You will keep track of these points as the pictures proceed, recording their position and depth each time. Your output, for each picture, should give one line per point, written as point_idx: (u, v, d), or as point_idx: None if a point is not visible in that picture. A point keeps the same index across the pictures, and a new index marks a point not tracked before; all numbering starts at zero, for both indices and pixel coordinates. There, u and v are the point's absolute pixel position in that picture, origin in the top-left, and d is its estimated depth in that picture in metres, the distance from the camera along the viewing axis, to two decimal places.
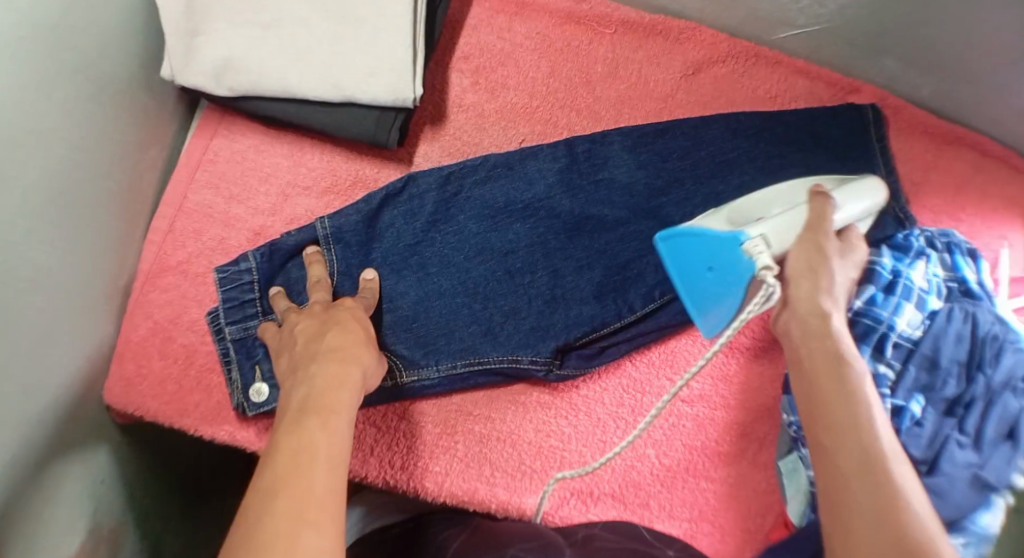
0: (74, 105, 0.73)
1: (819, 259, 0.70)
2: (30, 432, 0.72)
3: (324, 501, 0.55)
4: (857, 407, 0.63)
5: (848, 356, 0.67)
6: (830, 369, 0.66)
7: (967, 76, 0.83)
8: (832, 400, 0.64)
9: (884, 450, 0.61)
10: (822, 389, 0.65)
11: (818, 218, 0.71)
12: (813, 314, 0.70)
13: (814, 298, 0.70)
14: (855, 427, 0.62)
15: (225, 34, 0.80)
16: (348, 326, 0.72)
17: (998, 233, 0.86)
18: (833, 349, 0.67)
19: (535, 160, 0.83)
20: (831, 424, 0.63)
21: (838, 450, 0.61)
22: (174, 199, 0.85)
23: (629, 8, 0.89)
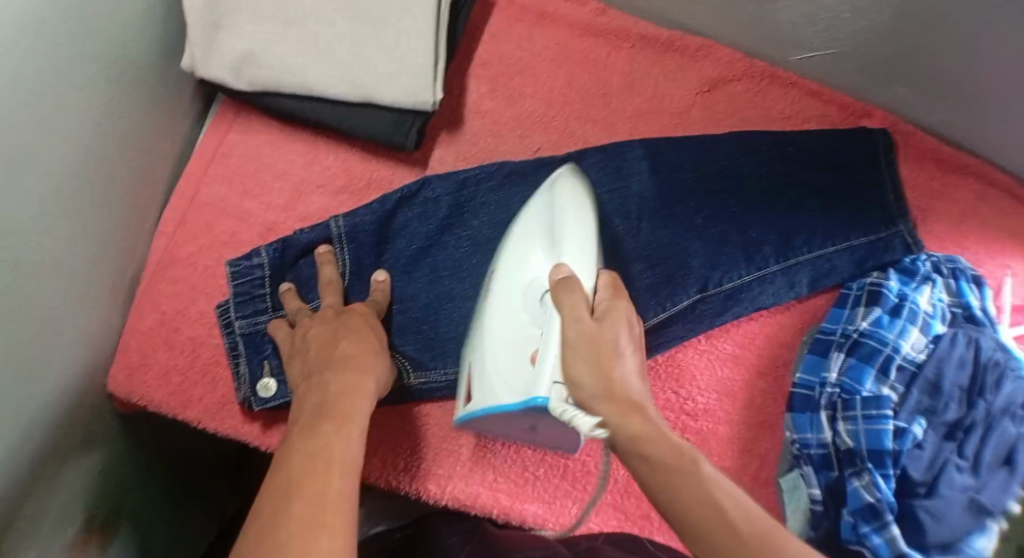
0: (92, 91, 0.73)
1: (606, 359, 0.62)
2: (33, 415, 0.72)
3: (339, 507, 0.54)
4: (713, 499, 0.55)
5: (687, 449, 0.58)
6: (647, 436, 0.58)
7: (978, 105, 0.85)
8: (693, 499, 0.55)
9: (751, 522, 0.54)
10: (677, 497, 0.56)
11: (583, 333, 0.63)
12: (635, 428, 0.59)
13: (624, 416, 0.60)
14: (727, 523, 0.54)
15: (248, 29, 0.80)
16: (363, 334, 0.73)
17: (999, 262, 0.88)
18: (669, 453, 0.58)
19: (550, 168, 0.83)
20: (702, 531, 0.54)
21: (713, 538, 0.54)
22: (188, 191, 0.85)
23: (647, 24, 0.90)
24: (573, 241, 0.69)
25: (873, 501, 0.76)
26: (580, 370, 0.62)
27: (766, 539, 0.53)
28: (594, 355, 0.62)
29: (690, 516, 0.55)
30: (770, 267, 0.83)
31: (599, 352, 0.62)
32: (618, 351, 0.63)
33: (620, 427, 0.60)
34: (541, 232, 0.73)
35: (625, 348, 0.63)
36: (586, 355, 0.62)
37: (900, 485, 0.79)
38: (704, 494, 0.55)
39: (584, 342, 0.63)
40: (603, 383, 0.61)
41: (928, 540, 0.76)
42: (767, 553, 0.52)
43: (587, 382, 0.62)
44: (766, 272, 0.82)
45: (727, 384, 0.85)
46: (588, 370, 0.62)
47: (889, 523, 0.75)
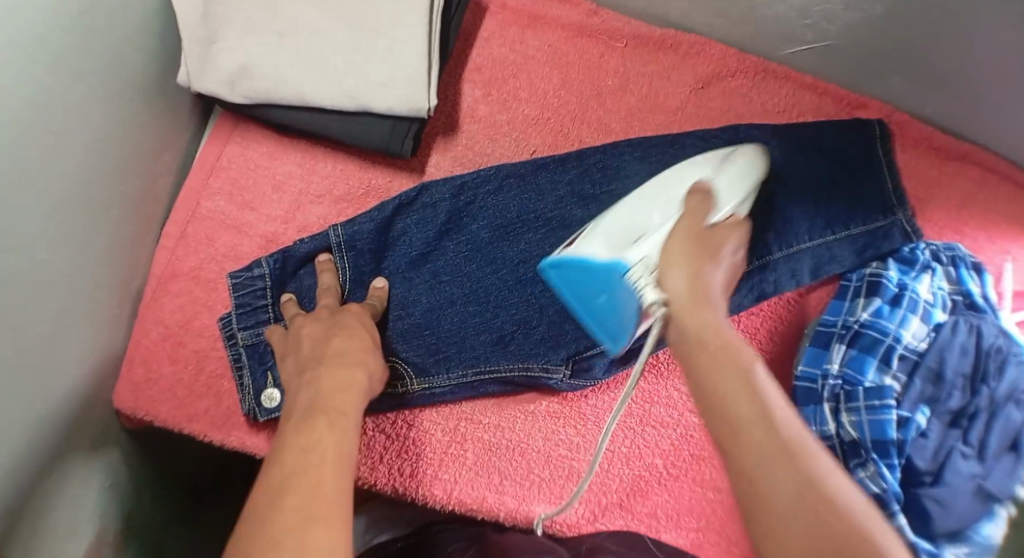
0: (89, 110, 0.73)
1: (703, 260, 0.64)
2: (40, 433, 0.72)
3: (333, 500, 0.55)
4: (758, 399, 0.54)
5: (734, 347, 0.57)
6: (724, 364, 0.56)
7: (973, 93, 0.85)
8: (732, 395, 0.54)
9: (790, 434, 0.52)
10: (715, 390, 0.55)
11: (698, 228, 0.66)
12: (698, 319, 0.59)
13: (697, 299, 0.60)
14: (761, 422, 0.53)
15: (240, 42, 0.80)
16: (355, 330, 0.73)
17: (1000, 248, 0.88)
18: (721, 348, 0.57)
19: (546, 171, 0.84)
20: (738, 428, 0.53)
21: (742, 439, 0.53)
22: (187, 205, 0.86)
23: (640, 23, 0.90)
24: (733, 174, 0.75)
25: (879, 492, 0.77)
26: (679, 265, 0.63)
27: (795, 451, 0.52)
28: (699, 245, 0.65)
29: (730, 409, 0.54)
30: (773, 256, 0.83)
31: (701, 250, 0.64)
32: (714, 258, 0.65)
33: (686, 314, 0.60)
34: (717, 154, 0.78)
35: (726, 257, 0.66)
36: (688, 248, 0.64)
37: (905, 475, 0.79)
38: (746, 389, 0.54)
39: (691, 237, 0.65)
40: (693, 269, 0.63)
41: (936, 529, 0.77)
42: (790, 468, 0.51)
43: (676, 277, 0.62)
44: (769, 259, 0.83)
45: None
46: (682, 271, 0.62)
47: (895, 512, 0.76)
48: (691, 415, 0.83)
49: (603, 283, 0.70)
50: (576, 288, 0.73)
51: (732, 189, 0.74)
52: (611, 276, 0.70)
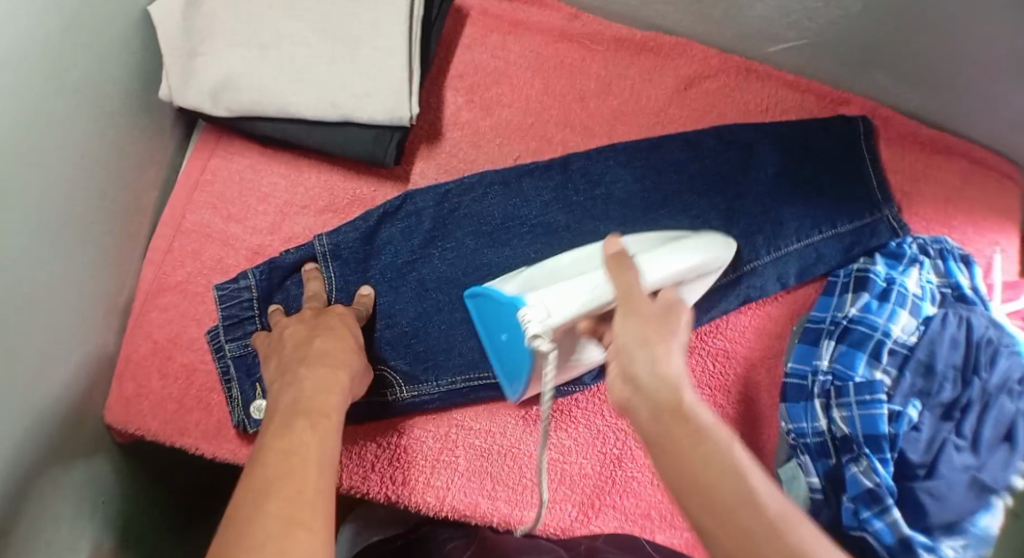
0: (72, 127, 0.73)
1: (656, 328, 0.60)
2: (29, 451, 0.72)
3: (315, 503, 0.56)
4: (735, 477, 0.53)
5: (705, 424, 0.55)
6: (677, 433, 0.55)
7: (954, 86, 0.85)
8: (710, 477, 0.53)
9: (772, 511, 0.51)
10: (691, 472, 0.54)
11: (628, 288, 0.62)
12: (665, 396, 0.57)
13: (660, 371, 0.58)
14: (744, 502, 0.52)
15: (222, 56, 0.81)
16: (339, 332, 0.74)
17: (989, 239, 0.88)
18: (696, 425, 0.55)
19: (530, 177, 0.84)
20: (718, 508, 0.52)
21: (721, 529, 0.52)
22: (173, 219, 0.86)
23: (620, 25, 0.90)
24: (689, 248, 0.76)
25: (872, 486, 0.77)
26: (631, 334, 0.60)
27: (778, 531, 0.50)
28: (632, 314, 0.61)
29: (708, 491, 0.53)
30: (761, 260, 0.83)
31: (646, 325, 0.60)
32: (663, 319, 0.61)
33: (649, 387, 0.58)
34: (668, 234, 0.79)
35: (677, 342, 0.60)
36: (639, 316, 0.61)
37: (899, 469, 0.79)
38: (721, 467, 0.53)
39: (633, 303, 0.61)
40: (647, 337, 0.59)
41: (930, 521, 0.77)
42: (776, 549, 0.50)
43: (635, 354, 0.59)
44: (757, 264, 0.83)
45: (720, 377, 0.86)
46: (629, 329, 0.60)
47: (889, 507, 0.76)
48: None
49: (507, 322, 0.73)
50: (489, 317, 0.75)
51: (670, 263, 0.74)
52: (512, 315, 0.70)
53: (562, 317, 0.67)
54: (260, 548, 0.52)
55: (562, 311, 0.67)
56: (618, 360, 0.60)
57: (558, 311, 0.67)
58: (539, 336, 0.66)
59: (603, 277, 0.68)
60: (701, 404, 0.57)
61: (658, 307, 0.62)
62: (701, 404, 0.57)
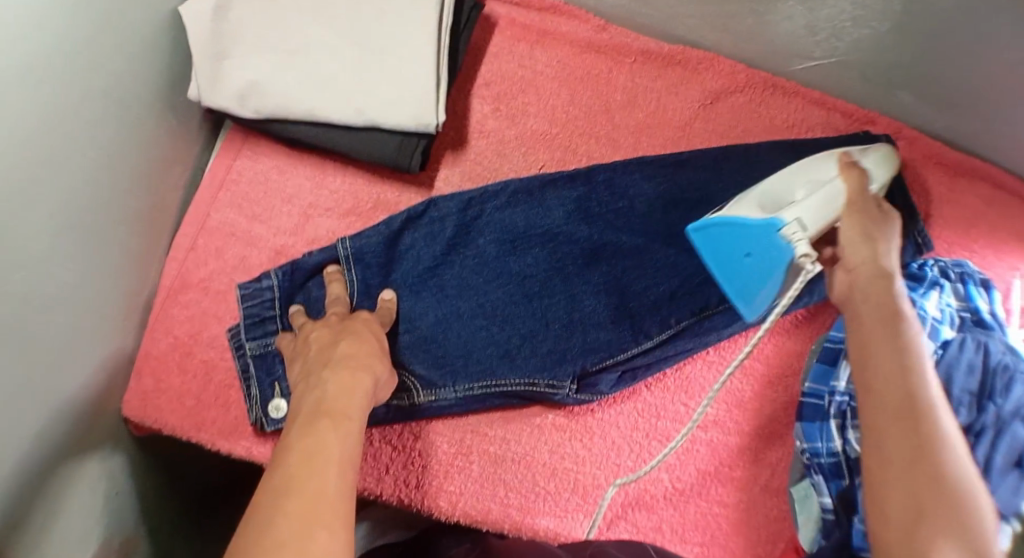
0: (98, 122, 0.74)
1: (874, 229, 0.72)
2: (45, 442, 0.73)
3: (336, 503, 0.56)
4: (924, 371, 0.56)
5: (904, 322, 0.65)
6: (880, 318, 0.59)
7: (982, 111, 0.85)
8: (879, 358, 0.64)
9: (939, 409, 0.56)
10: (873, 355, 0.65)
11: (858, 190, 0.74)
12: (881, 287, 0.60)
13: (879, 268, 0.61)
14: (907, 394, 0.61)
15: (252, 59, 0.81)
16: (363, 336, 0.75)
17: (1009, 264, 0.88)
18: (889, 312, 0.66)
19: (554, 187, 0.84)
20: (888, 391, 0.62)
21: (884, 399, 0.62)
22: (197, 217, 0.87)
23: (648, 38, 0.90)
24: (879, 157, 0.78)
25: None
26: (853, 219, 0.72)
27: (936, 430, 0.55)
28: (853, 214, 0.73)
29: (884, 373, 0.63)
30: None
31: (874, 232, 0.64)
32: (885, 223, 0.67)
33: (861, 276, 0.70)
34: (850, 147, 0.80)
35: (891, 252, 0.71)
36: (863, 229, 0.71)
37: None
38: (907, 358, 0.57)
39: (876, 209, 0.73)
40: (869, 234, 0.71)
41: None
42: (918, 475, 0.58)
43: (857, 242, 0.71)
44: None
45: (736, 394, 0.85)
46: (850, 226, 0.72)
47: None
48: (696, 430, 0.84)
49: (752, 245, 0.76)
50: (721, 245, 0.79)
51: (884, 168, 0.78)
52: (766, 234, 0.75)
53: (817, 228, 0.73)
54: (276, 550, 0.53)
55: (811, 220, 0.73)
56: (842, 251, 0.72)
57: (814, 223, 0.74)
58: (808, 252, 0.72)
59: (836, 185, 0.74)
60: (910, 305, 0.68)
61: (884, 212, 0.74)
62: (906, 299, 0.68)
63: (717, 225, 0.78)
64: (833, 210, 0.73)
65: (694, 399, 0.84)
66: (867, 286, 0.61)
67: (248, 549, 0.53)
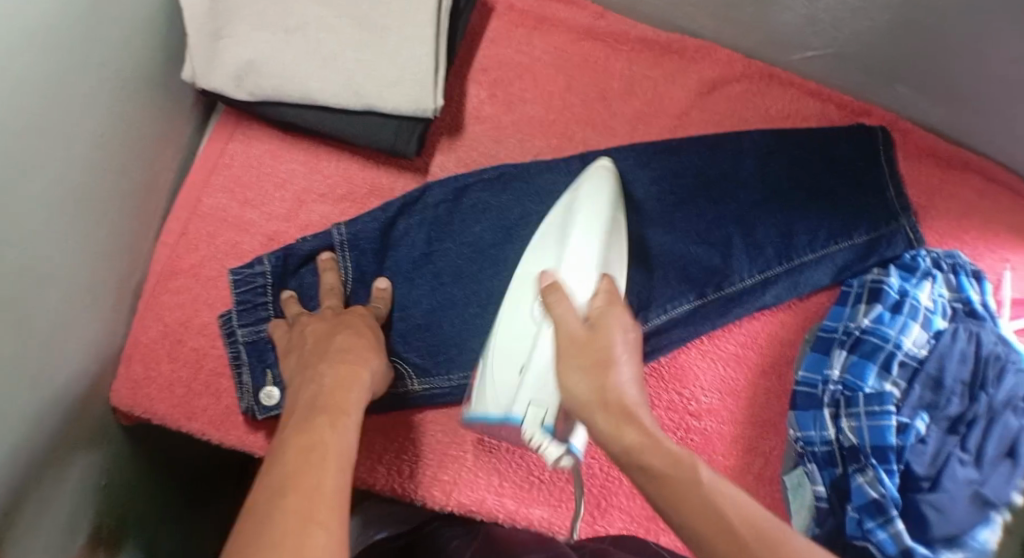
0: (90, 103, 0.73)
1: (598, 348, 0.61)
2: (36, 429, 0.72)
3: (333, 501, 0.55)
4: (712, 506, 0.52)
5: (660, 451, 0.55)
6: (653, 469, 0.55)
7: (976, 103, 0.85)
8: (691, 517, 0.52)
9: (744, 524, 0.51)
10: (681, 506, 0.53)
11: (562, 318, 0.63)
12: (612, 413, 0.58)
13: (599, 394, 0.59)
14: (719, 525, 0.51)
15: (248, 38, 0.80)
16: (359, 330, 0.73)
17: (999, 256, 0.88)
18: (658, 460, 0.55)
19: (551, 171, 0.84)
20: (703, 538, 0.52)
21: (713, 555, 0.51)
22: (188, 202, 0.85)
23: (645, 26, 0.90)
24: (583, 228, 0.70)
25: (878, 497, 0.76)
26: (569, 369, 0.61)
27: (758, 548, 0.50)
28: (575, 359, 0.61)
29: (688, 525, 0.53)
30: (773, 270, 0.83)
31: (593, 353, 0.61)
32: (600, 336, 0.62)
33: (602, 424, 0.58)
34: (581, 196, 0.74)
35: (622, 359, 0.61)
36: (577, 352, 0.61)
37: (904, 480, 0.80)
38: (697, 502, 0.52)
39: (578, 340, 0.62)
40: (587, 367, 0.60)
41: (932, 534, 0.77)
42: None
43: (580, 382, 0.60)
44: (767, 274, 0.83)
45: (730, 383, 0.85)
46: (580, 381, 0.60)
47: (893, 518, 0.76)
48: (691, 419, 0.84)
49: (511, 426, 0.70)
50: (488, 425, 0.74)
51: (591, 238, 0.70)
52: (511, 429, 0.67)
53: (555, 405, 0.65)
54: (276, 548, 0.51)
55: (548, 402, 0.65)
56: (570, 401, 0.61)
57: (546, 400, 0.65)
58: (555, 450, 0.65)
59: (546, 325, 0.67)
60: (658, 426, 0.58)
61: (592, 328, 0.62)
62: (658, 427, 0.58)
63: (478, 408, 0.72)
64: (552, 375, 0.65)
65: (689, 388, 0.84)
66: (608, 427, 0.58)
67: (244, 548, 0.52)
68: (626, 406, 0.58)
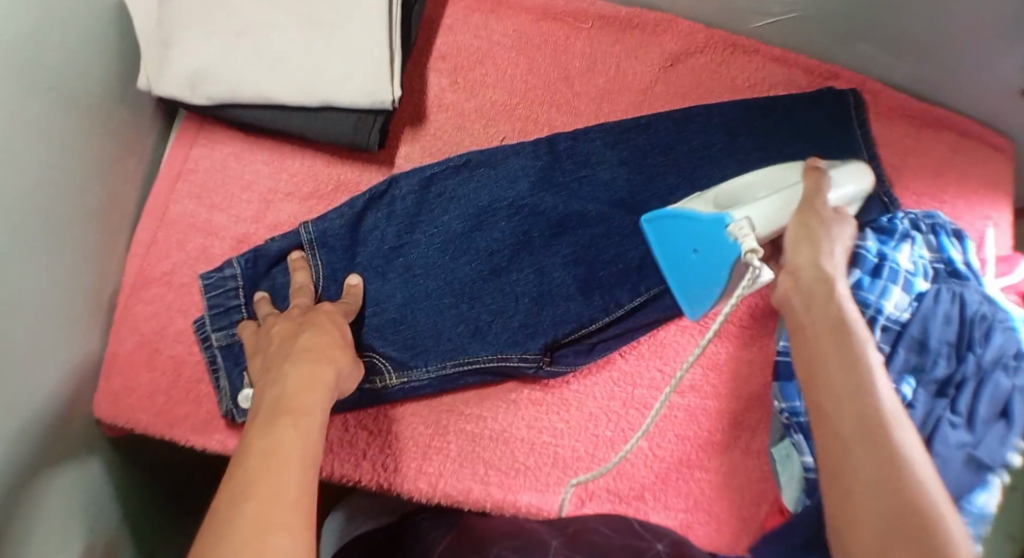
0: (49, 120, 0.72)
1: (827, 225, 0.71)
2: (18, 448, 0.71)
3: (294, 503, 0.55)
4: (865, 379, 0.63)
5: (850, 319, 0.66)
6: (830, 329, 0.66)
7: (944, 58, 0.83)
8: (839, 375, 0.64)
9: (887, 411, 0.61)
10: (830, 366, 0.64)
11: (820, 193, 0.72)
12: (816, 287, 0.68)
13: (814, 266, 0.69)
14: (859, 399, 0.62)
15: (198, 42, 0.79)
16: (325, 328, 0.73)
17: (981, 213, 0.87)
18: (839, 329, 0.66)
19: (518, 157, 0.83)
20: (835, 397, 0.63)
21: (838, 422, 0.62)
22: (156, 210, 0.85)
23: (604, 2, 0.89)
24: (852, 172, 0.77)
25: None
26: (801, 234, 0.70)
27: (883, 432, 0.60)
28: (810, 215, 0.71)
29: (835, 382, 0.63)
30: None
31: (816, 233, 0.70)
32: (839, 225, 0.72)
33: (802, 282, 0.69)
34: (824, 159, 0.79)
35: (841, 241, 0.71)
36: (819, 223, 0.71)
37: None
38: (851, 373, 0.63)
39: (814, 224, 0.71)
40: (814, 236, 0.70)
41: None
42: (887, 472, 0.58)
43: (801, 246, 0.70)
44: None
45: (713, 356, 0.84)
46: (799, 244, 0.70)
47: None
48: (674, 396, 0.83)
49: (699, 241, 0.75)
50: (665, 239, 0.77)
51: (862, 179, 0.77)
52: (711, 233, 0.74)
53: (766, 231, 0.72)
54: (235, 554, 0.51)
55: (765, 226, 0.72)
56: (785, 254, 0.71)
57: (766, 225, 0.72)
58: (755, 248, 0.70)
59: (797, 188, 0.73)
60: (849, 301, 0.68)
61: (833, 211, 0.72)
62: (848, 301, 0.68)
63: (670, 217, 0.77)
64: (784, 217, 0.72)
65: (669, 365, 0.83)
66: (812, 291, 0.68)
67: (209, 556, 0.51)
68: (824, 281, 0.68)
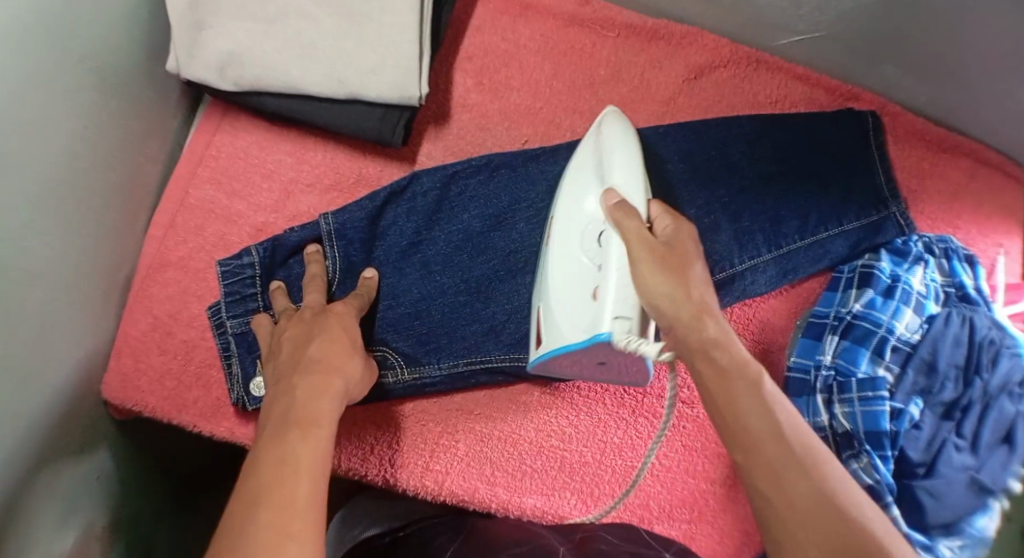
0: (76, 99, 0.72)
1: (674, 267, 0.61)
2: (29, 425, 0.71)
3: (304, 516, 0.55)
4: (768, 414, 0.57)
5: (724, 344, 0.59)
6: (729, 378, 0.58)
7: (965, 84, 0.84)
8: (749, 415, 0.57)
9: (797, 443, 0.57)
10: (735, 406, 0.58)
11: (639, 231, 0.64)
12: (694, 335, 0.59)
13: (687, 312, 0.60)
14: (771, 435, 0.57)
15: (230, 29, 0.80)
16: (335, 333, 0.72)
17: (994, 240, 0.88)
18: (727, 363, 0.58)
19: (540, 160, 0.83)
20: (753, 442, 0.57)
21: (752, 465, 0.57)
22: (176, 195, 0.85)
23: (631, 12, 0.90)
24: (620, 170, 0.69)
25: (872, 483, 0.76)
26: (649, 269, 0.61)
27: (798, 465, 0.56)
28: (655, 265, 0.61)
29: (742, 424, 0.57)
30: (762, 257, 0.82)
31: (674, 266, 0.61)
32: (686, 263, 0.62)
33: (681, 331, 0.59)
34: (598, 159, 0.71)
35: (697, 277, 0.61)
36: (657, 262, 0.62)
37: (899, 466, 0.79)
38: (760, 411, 0.57)
39: (657, 251, 0.62)
40: (673, 283, 0.60)
41: (929, 520, 0.77)
42: (818, 513, 0.54)
43: (654, 278, 0.61)
44: (757, 261, 0.82)
45: None
46: (655, 279, 0.61)
47: (888, 504, 0.76)
48: (683, 406, 0.83)
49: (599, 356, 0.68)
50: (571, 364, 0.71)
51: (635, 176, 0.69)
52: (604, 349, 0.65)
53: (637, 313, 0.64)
54: None
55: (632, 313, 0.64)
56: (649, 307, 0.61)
57: (631, 313, 0.64)
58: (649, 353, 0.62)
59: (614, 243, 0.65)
60: (729, 333, 0.60)
61: (670, 244, 0.63)
62: (728, 332, 0.60)
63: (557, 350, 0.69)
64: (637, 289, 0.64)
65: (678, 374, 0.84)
66: (691, 340, 0.59)
67: None
68: (705, 322, 0.59)
